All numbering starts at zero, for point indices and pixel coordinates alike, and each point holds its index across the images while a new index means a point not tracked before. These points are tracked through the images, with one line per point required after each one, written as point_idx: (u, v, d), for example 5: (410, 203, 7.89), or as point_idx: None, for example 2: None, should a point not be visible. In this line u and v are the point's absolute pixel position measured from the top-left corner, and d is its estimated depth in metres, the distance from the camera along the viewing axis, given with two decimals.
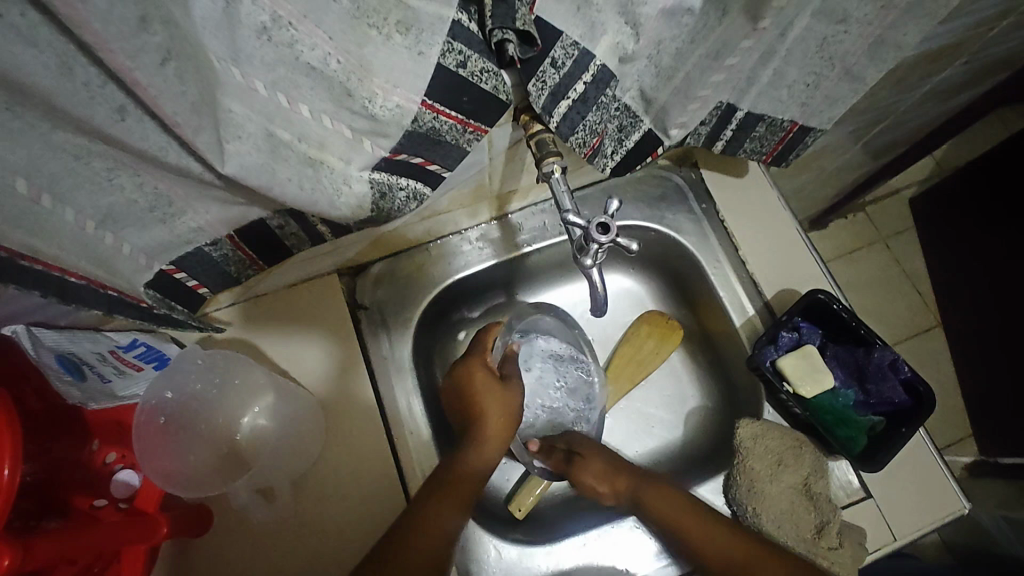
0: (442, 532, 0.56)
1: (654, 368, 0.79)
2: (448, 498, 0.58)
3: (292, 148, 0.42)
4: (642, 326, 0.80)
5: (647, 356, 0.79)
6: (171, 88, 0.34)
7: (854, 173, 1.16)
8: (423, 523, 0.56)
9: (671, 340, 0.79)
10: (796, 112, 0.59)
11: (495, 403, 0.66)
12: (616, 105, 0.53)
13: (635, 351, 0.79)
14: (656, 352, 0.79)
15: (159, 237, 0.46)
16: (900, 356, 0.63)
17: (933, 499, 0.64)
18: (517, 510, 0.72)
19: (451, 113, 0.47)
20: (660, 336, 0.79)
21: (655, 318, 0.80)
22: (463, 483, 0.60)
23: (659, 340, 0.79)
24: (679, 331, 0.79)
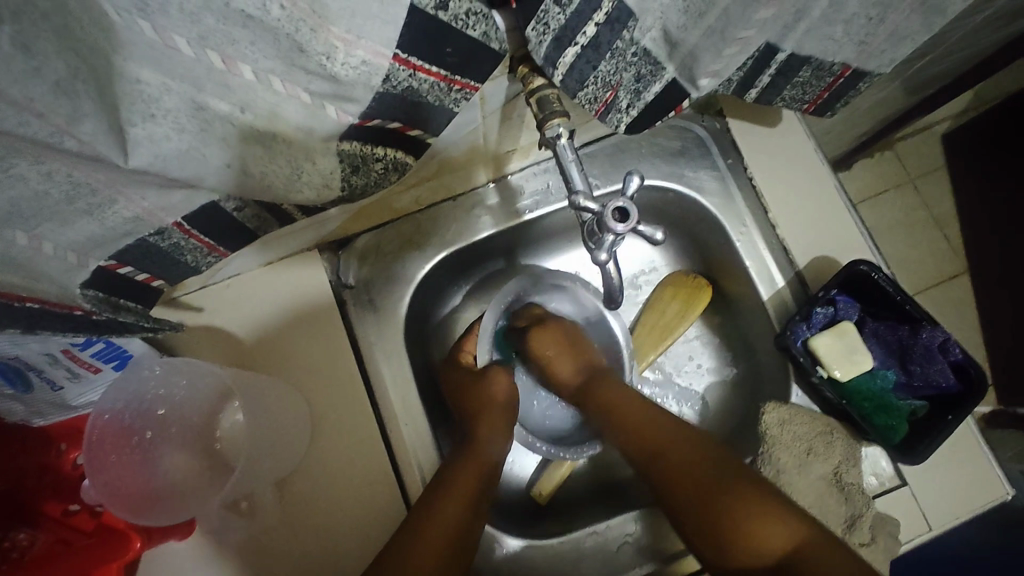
0: (449, 528, 0.50)
1: (679, 333, 0.72)
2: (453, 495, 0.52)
3: (232, 121, 0.34)
4: (665, 291, 0.73)
5: (674, 320, 0.72)
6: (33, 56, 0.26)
7: (886, 111, 1.05)
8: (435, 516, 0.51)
9: (698, 301, 0.72)
10: (851, 52, 0.48)
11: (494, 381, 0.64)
12: (634, 50, 0.43)
13: (660, 317, 0.73)
14: (681, 316, 0.72)
15: (86, 232, 0.38)
16: (952, 337, 0.55)
17: (976, 487, 0.58)
18: (539, 493, 0.70)
19: (432, 69, 0.38)
20: (686, 299, 0.72)
21: (679, 280, 0.73)
22: (474, 477, 0.55)
23: (685, 303, 0.72)
24: (707, 290, 0.72)
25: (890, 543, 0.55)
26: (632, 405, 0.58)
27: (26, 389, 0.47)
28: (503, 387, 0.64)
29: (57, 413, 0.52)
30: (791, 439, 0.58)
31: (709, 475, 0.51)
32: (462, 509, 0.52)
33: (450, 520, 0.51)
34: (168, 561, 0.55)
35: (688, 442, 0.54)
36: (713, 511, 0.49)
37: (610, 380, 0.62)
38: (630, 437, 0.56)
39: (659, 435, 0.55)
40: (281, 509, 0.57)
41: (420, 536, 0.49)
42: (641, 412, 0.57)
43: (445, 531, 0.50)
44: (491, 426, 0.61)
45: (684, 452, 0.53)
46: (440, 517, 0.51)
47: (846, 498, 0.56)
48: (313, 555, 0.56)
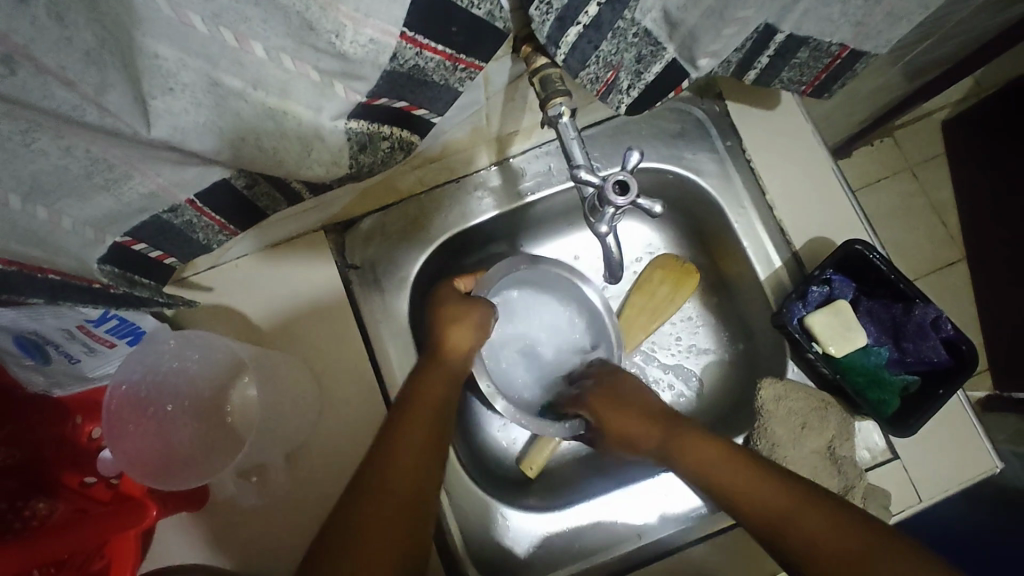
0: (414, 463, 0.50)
1: (668, 315, 0.74)
2: (416, 427, 0.52)
3: (244, 98, 0.35)
4: (655, 273, 0.73)
5: (663, 303, 0.73)
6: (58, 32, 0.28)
7: (886, 96, 1.06)
8: (394, 451, 0.50)
9: (687, 285, 0.73)
10: (848, 34, 0.49)
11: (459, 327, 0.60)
12: (635, 31, 0.44)
13: (649, 298, 0.74)
14: (670, 299, 0.73)
15: (104, 207, 0.39)
16: (944, 313, 0.57)
17: (966, 460, 0.60)
18: (531, 468, 0.70)
19: (438, 48, 0.39)
20: (675, 282, 0.73)
21: (669, 262, 0.73)
22: (433, 407, 0.54)
23: (674, 286, 0.73)
24: (695, 274, 0.73)
25: (880, 513, 0.57)
26: (720, 462, 0.54)
27: (44, 361, 0.48)
28: (463, 334, 0.60)
29: (72, 386, 0.53)
30: (789, 413, 0.60)
31: (808, 522, 0.47)
32: (414, 457, 0.50)
33: (409, 453, 0.50)
34: (181, 531, 0.57)
35: (761, 485, 0.51)
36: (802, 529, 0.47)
37: (685, 424, 0.60)
38: (723, 485, 0.53)
39: (751, 485, 0.51)
40: (290, 481, 0.59)
41: (376, 476, 0.48)
42: (724, 456, 0.54)
43: (398, 477, 0.48)
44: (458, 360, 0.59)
45: (771, 492, 0.50)
46: (390, 469, 0.48)
47: (839, 470, 0.58)
48: (323, 524, 0.58)
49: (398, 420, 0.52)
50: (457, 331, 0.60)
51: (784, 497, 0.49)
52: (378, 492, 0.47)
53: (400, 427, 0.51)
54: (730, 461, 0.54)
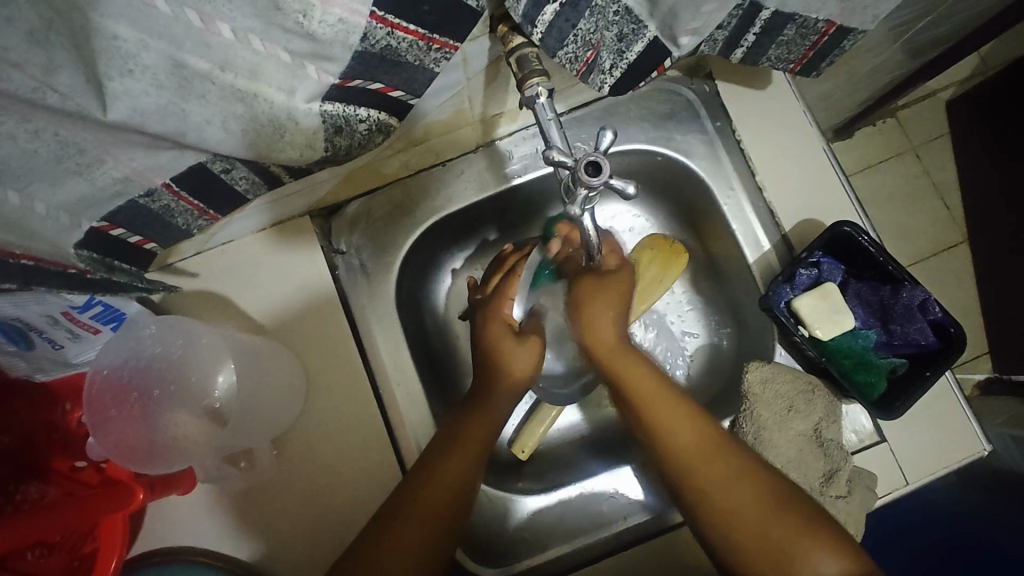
0: (452, 487, 0.54)
1: (657, 295, 0.72)
2: (456, 454, 0.55)
3: (211, 79, 0.34)
4: (642, 253, 0.72)
5: (651, 284, 0.72)
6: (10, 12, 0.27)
7: (885, 76, 1.04)
8: (430, 478, 0.54)
9: (675, 266, 0.72)
10: (834, 10, 0.48)
11: (520, 349, 0.63)
12: (615, 8, 0.43)
13: (639, 278, 0.72)
14: (659, 279, 0.72)
15: (78, 192, 0.39)
16: (933, 295, 0.56)
17: (953, 443, 0.60)
18: (521, 452, 0.70)
19: (411, 28, 0.39)
20: (663, 262, 0.72)
21: (656, 242, 0.72)
22: (479, 441, 0.57)
23: (663, 267, 0.72)
24: (683, 256, 0.72)
25: (865, 496, 0.56)
26: (650, 386, 0.57)
27: (27, 346, 0.48)
28: (523, 355, 0.63)
29: (56, 371, 0.54)
30: (773, 396, 0.60)
31: (745, 499, 0.51)
32: (459, 474, 0.54)
33: (442, 482, 0.53)
34: (169, 513, 0.58)
35: (734, 477, 0.51)
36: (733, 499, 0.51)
37: (633, 356, 0.60)
38: (654, 428, 0.56)
39: (706, 456, 0.53)
40: (277, 466, 0.59)
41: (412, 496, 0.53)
42: (665, 398, 0.56)
43: (438, 499, 0.53)
44: (510, 389, 0.62)
45: (695, 436, 0.54)
46: (440, 482, 0.53)
47: (824, 454, 0.58)
48: (312, 506, 0.59)
49: (443, 448, 0.56)
50: (515, 352, 0.62)
51: (709, 450, 0.53)
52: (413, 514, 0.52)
53: (451, 449, 0.56)
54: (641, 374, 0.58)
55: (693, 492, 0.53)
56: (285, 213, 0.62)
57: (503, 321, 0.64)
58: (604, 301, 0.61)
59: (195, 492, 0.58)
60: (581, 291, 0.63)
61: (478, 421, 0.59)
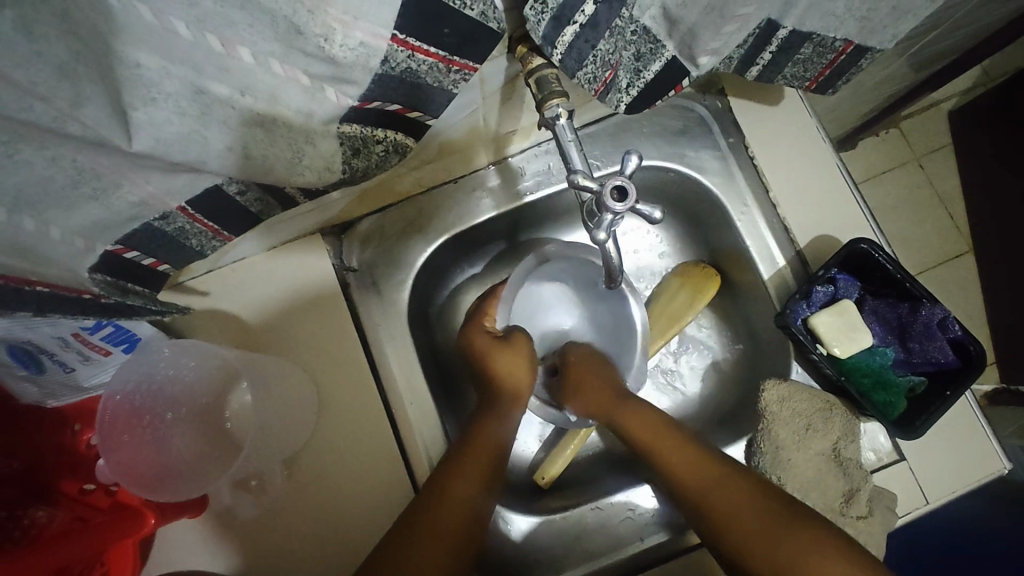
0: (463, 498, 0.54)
1: (687, 321, 0.71)
2: (468, 468, 0.55)
3: (232, 104, 0.34)
4: (674, 280, 0.72)
5: (680, 310, 0.71)
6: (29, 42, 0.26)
7: (893, 88, 1.05)
8: (443, 494, 0.53)
9: (709, 289, 0.71)
10: (853, 29, 0.48)
11: (506, 356, 0.62)
12: (633, 29, 0.43)
13: (668, 304, 0.72)
14: (690, 305, 0.71)
15: (93, 217, 0.39)
16: (952, 313, 0.56)
17: (971, 463, 0.59)
18: (543, 479, 0.69)
19: (430, 50, 0.38)
20: (696, 288, 0.71)
21: (689, 269, 0.72)
22: (485, 456, 0.57)
23: (694, 292, 0.71)
24: (717, 279, 0.71)
25: (886, 516, 0.56)
26: (644, 429, 0.60)
27: (38, 369, 0.47)
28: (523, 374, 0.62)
29: (69, 394, 0.53)
30: (790, 415, 0.59)
31: (733, 506, 0.52)
32: (469, 490, 0.54)
33: (457, 492, 0.53)
34: (177, 537, 0.57)
35: (732, 493, 0.53)
36: (741, 523, 0.51)
37: (630, 402, 0.62)
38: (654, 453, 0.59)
39: (691, 466, 0.56)
40: (289, 487, 0.58)
41: (429, 509, 0.52)
42: (656, 431, 0.59)
43: (456, 516, 0.52)
44: (511, 398, 0.62)
45: (694, 473, 0.55)
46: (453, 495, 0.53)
47: (843, 473, 0.57)
48: (327, 529, 0.58)
49: (452, 464, 0.55)
50: (503, 355, 0.62)
51: (695, 469, 0.56)
52: (429, 521, 0.51)
53: (461, 462, 0.55)
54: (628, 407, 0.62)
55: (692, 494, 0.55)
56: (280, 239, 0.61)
57: (485, 332, 0.65)
58: (595, 392, 0.64)
59: (205, 515, 0.57)
60: (623, 419, 0.62)
61: (486, 432, 0.59)
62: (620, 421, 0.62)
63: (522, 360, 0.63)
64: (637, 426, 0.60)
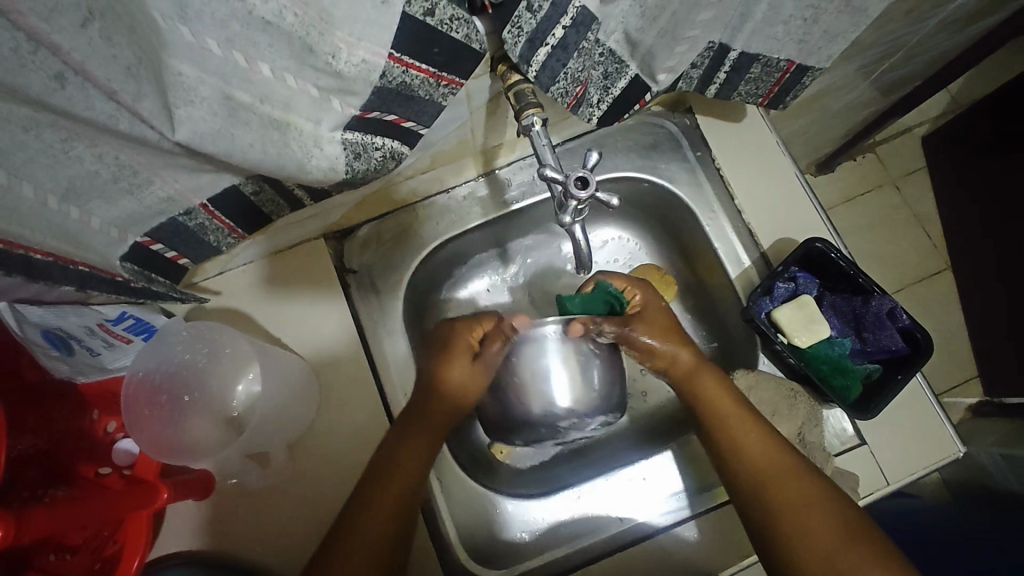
0: (411, 478, 0.57)
1: None
2: (411, 448, 0.59)
3: (253, 110, 0.40)
4: None
5: None
6: (102, 52, 0.32)
7: (859, 113, 1.12)
8: (382, 481, 0.56)
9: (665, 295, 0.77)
10: (793, 50, 0.55)
11: (461, 356, 0.65)
12: (600, 51, 0.50)
13: None
14: None
15: (128, 209, 0.44)
16: (899, 304, 0.61)
17: (928, 444, 0.64)
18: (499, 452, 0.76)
19: (423, 67, 0.45)
20: None
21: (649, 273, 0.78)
22: (425, 439, 0.60)
23: None
24: (673, 286, 0.77)
25: (847, 493, 0.60)
26: (750, 429, 0.59)
27: (68, 353, 0.53)
28: (496, 352, 0.65)
29: (93, 373, 0.57)
30: (756, 403, 0.64)
31: (801, 509, 0.53)
32: (405, 477, 0.57)
33: (402, 476, 0.57)
34: (189, 514, 0.61)
35: (786, 471, 0.56)
36: (795, 506, 0.54)
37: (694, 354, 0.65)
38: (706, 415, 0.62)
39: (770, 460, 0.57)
40: (293, 469, 0.63)
41: (374, 495, 0.55)
42: (738, 410, 0.60)
43: (387, 505, 0.55)
44: (458, 381, 0.64)
45: (770, 460, 0.57)
46: (394, 480, 0.57)
47: (808, 455, 0.62)
48: (326, 513, 0.62)
49: (392, 450, 0.58)
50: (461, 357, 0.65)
51: (767, 451, 0.57)
52: (371, 510, 0.55)
53: (402, 445, 0.59)
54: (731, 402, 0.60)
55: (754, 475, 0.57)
56: (281, 243, 0.67)
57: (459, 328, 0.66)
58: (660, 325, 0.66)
59: (213, 498, 0.62)
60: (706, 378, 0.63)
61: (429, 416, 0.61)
62: (697, 394, 0.63)
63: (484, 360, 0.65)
64: (722, 402, 0.61)
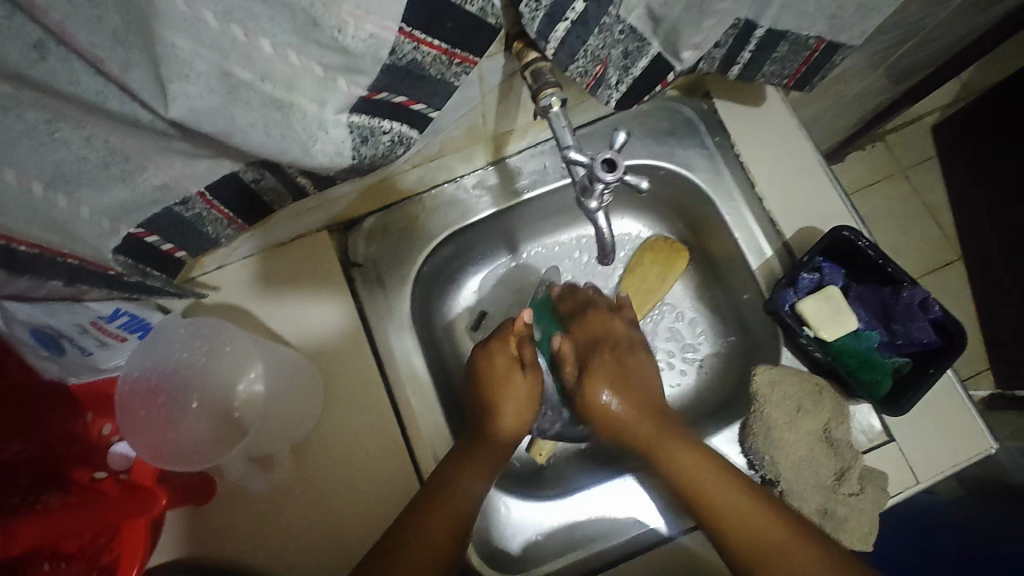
0: (467, 493, 0.57)
1: (661, 292, 0.76)
2: (471, 464, 0.59)
3: (254, 89, 0.37)
4: (644, 254, 0.77)
5: (655, 282, 0.76)
6: (82, 14, 0.30)
7: (875, 100, 1.09)
8: (444, 497, 0.56)
9: (677, 262, 0.76)
10: (822, 27, 0.52)
11: (517, 383, 0.66)
12: (621, 27, 0.47)
13: (643, 278, 0.77)
14: (663, 277, 0.76)
15: (120, 197, 0.41)
16: (931, 295, 0.58)
17: (962, 443, 0.61)
18: (539, 455, 0.73)
19: (434, 43, 0.42)
20: (665, 262, 0.76)
21: (656, 243, 0.77)
22: (482, 459, 0.60)
23: (665, 266, 0.76)
24: (683, 252, 0.76)
25: (879, 494, 0.57)
26: (697, 465, 0.58)
27: (59, 352, 0.50)
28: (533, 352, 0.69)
29: (87, 372, 0.56)
30: (781, 396, 0.61)
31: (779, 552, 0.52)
32: (456, 509, 0.56)
33: (464, 489, 0.57)
34: (187, 522, 0.58)
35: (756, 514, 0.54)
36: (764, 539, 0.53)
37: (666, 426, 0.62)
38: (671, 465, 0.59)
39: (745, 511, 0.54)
40: (298, 472, 0.60)
41: (434, 505, 0.55)
42: (698, 461, 0.58)
43: (445, 522, 0.54)
44: (514, 412, 0.65)
45: (718, 487, 0.56)
46: (452, 492, 0.56)
47: (835, 453, 0.59)
48: (335, 523, 0.59)
49: (452, 464, 0.58)
50: (517, 382, 0.66)
51: (714, 480, 0.57)
52: (427, 525, 0.54)
53: (462, 462, 0.59)
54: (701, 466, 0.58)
55: (716, 514, 0.55)
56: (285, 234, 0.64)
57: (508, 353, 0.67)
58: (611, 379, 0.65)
59: (215, 501, 0.59)
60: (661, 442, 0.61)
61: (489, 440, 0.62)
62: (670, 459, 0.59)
63: (533, 392, 0.67)
64: (676, 453, 0.60)
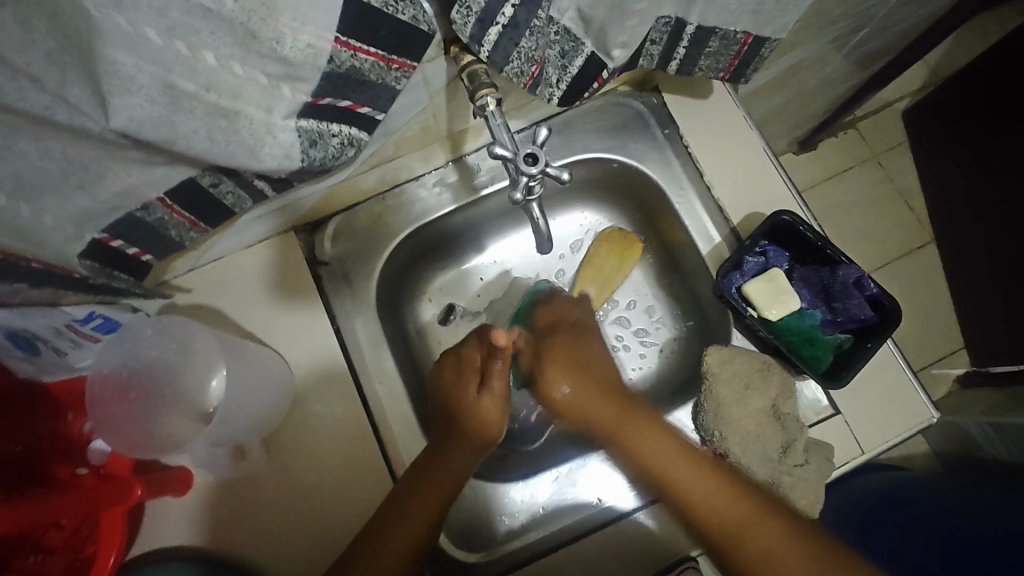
0: (448, 479, 0.61)
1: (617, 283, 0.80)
2: (438, 467, 0.61)
3: (197, 98, 0.40)
4: (601, 246, 0.80)
5: (612, 273, 0.80)
6: (18, 38, 0.32)
7: (837, 88, 1.12)
8: (417, 493, 0.59)
9: (631, 253, 0.80)
10: (748, 22, 0.55)
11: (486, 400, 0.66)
12: (554, 29, 0.50)
13: (599, 270, 0.80)
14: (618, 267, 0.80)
15: (81, 204, 0.44)
16: (867, 273, 0.62)
17: (899, 410, 0.64)
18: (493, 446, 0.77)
19: (371, 50, 0.45)
20: (620, 253, 0.80)
21: (613, 235, 0.80)
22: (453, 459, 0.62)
23: (620, 256, 0.80)
24: (637, 242, 0.80)
25: (822, 464, 0.60)
26: (693, 470, 0.60)
27: (33, 353, 0.53)
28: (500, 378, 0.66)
29: (58, 372, 0.58)
30: (732, 377, 0.64)
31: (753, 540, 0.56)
32: (433, 496, 0.60)
33: (444, 479, 0.61)
34: (164, 514, 0.61)
35: (759, 522, 0.57)
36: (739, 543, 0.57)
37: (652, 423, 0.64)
38: (677, 487, 0.60)
39: (728, 498, 0.58)
40: (270, 463, 0.63)
41: (407, 501, 0.59)
42: (679, 461, 0.61)
43: (414, 519, 0.58)
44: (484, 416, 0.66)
45: (711, 495, 0.58)
46: (428, 487, 0.60)
47: (781, 426, 0.62)
48: (309, 510, 0.63)
49: (424, 461, 0.61)
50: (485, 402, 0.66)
51: (710, 489, 0.58)
52: (401, 521, 0.58)
53: (439, 457, 0.62)
54: (704, 480, 0.59)
55: (706, 523, 0.58)
56: (251, 237, 0.67)
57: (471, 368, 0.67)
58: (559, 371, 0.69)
59: (192, 495, 0.62)
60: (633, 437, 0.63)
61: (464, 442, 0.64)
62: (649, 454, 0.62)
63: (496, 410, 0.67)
64: (646, 446, 0.62)
